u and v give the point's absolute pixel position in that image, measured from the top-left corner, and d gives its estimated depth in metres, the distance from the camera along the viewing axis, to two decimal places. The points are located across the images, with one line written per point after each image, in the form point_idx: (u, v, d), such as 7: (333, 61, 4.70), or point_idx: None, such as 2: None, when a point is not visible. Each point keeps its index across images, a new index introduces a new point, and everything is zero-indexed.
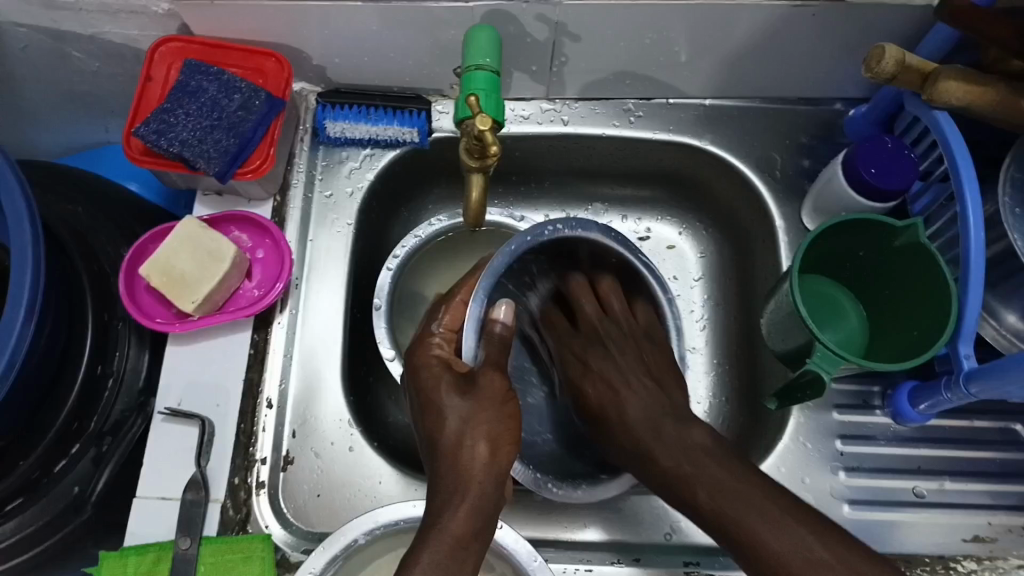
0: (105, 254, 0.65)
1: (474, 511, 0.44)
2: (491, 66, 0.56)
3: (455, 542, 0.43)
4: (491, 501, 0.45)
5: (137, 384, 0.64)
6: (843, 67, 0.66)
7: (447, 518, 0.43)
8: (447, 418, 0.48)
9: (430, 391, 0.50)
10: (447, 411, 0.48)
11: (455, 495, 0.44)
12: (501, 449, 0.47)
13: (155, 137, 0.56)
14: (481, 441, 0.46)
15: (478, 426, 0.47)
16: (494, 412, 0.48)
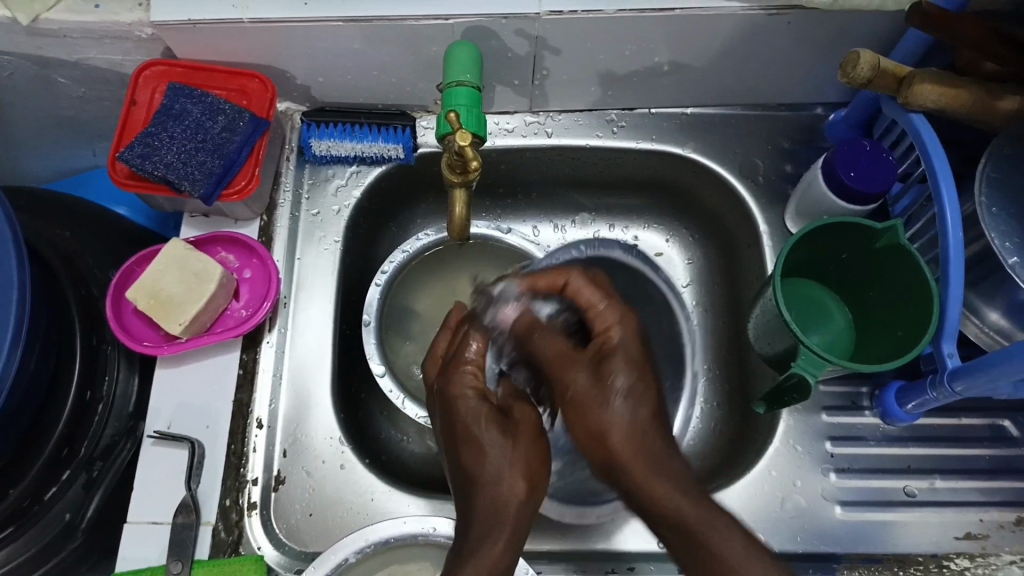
0: (93, 278, 0.65)
1: (505, 560, 0.41)
2: (472, 82, 0.57)
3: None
4: (525, 540, 0.43)
5: (127, 409, 0.63)
6: (821, 73, 0.67)
7: (483, 551, 0.41)
8: (487, 454, 0.46)
9: (468, 426, 0.48)
10: (485, 445, 0.46)
11: (492, 530, 0.43)
12: (537, 487, 0.45)
13: (140, 160, 0.56)
14: (519, 477, 0.45)
15: (519, 463, 0.46)
16: (533, 450, 0.47)
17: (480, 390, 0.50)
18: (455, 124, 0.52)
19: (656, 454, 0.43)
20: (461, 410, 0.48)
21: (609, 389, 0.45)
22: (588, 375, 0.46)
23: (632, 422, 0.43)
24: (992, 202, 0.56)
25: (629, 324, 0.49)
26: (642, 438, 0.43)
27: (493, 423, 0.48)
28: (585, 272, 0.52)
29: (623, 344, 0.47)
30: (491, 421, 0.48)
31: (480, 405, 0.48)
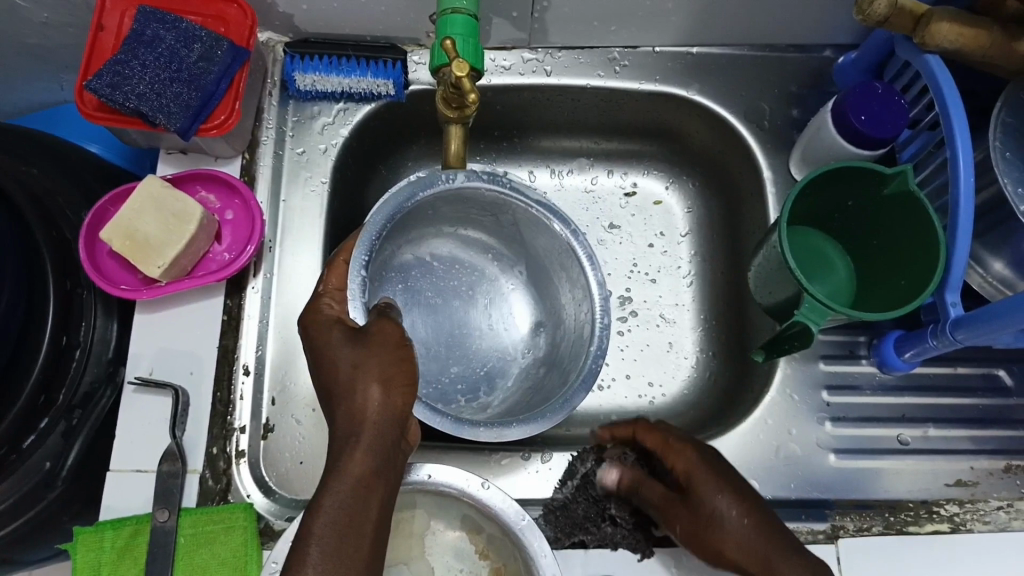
0: (65, 218, 0.62)
1: (370, 470, 0.42)
2: (468, 9, 0.53)
3: (358, 480, 0.42)
4: (391, 443, 0.44)
5: (106, 354, 0.61)
6: (833, 11, 0.64)
7: (344, 463, 0.42)
8: (339, 363, 0.47)
9: (322, 349, 0.48)
10: (341, 359, 0.47)
11: (350, 442, 0.43)
12: (394, 389, 0.45)
13: (110, 91, 0.52)
14: (373, 384, 0.45)
15: (370, 369, 0.45)
16: (389, 357, 0.47)
17: (340, 315, 0.51)
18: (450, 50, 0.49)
19: (770, 556, 0.41)
20: (321, 336, 0.49)
21: (706, 502, 0.44)
22: (691, 517, 0.45)
23: (746, 523, 0.43)
24: (1006, 146, 0.54)
25: (680, 453, 0.48)
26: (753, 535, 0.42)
27: (345, 340, 0.48)
28: (643, 422, 0.54)
29: (698, 464, 0.46)
30: (346, 338, 0.48)
31: (333, 331, 0.49)
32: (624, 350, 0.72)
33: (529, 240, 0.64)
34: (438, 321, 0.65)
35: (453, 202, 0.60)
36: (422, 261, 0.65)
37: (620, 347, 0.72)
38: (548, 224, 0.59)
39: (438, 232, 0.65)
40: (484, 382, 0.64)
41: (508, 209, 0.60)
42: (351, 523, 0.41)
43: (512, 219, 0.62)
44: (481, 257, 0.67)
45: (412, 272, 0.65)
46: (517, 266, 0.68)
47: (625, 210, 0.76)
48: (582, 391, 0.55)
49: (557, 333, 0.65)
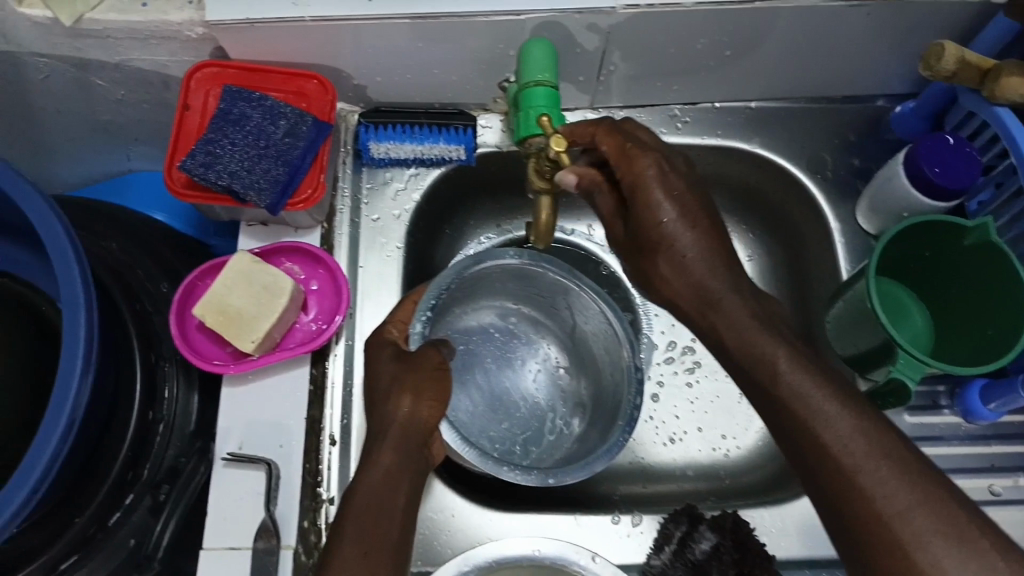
0: (147, 294, 0.63)
1: (399, 467, 0.46)
2: (550, 81, 0.53)
3: (385, 471, 0.46)
4: (414, 448, 0.48)
5: (187, 427, 0.61)
6: (892, 65, 0.65)
7: (376, 457, 0.46)
8: (379, 374, 0.52)
9: (372, 359, 0.53)
10: (382, 371, 0.52)
11: (378, 443, 0.47)
12: (424, 402, 0.49)
13: (204, 170, 0.53)
14: (405, 395, 0.49)
15: (406, 382, 0.50)
16: (424, 373, 0.51)
17: (398, 340, 0.56)
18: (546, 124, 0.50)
19: (750, 340, 0.44)
20: (374, 358, 0.53)
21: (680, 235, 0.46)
22: (693, 284, 0.46)
23: (758, 328, 0.44)
24: None
25: (641, 189, 0.46)
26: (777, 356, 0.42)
27: (393, 353, 0.53)
28: (607, 123, 0.50)
29: (650, 178, 0.46)
30: (393, 356, 0.52)
31: (385, 346, 0.54)
32: (693, 402, 0.72)
33: (574, 322, 0.68)
34: (493, 389, 0.67)
35: (514, 279, 0.66)
36: (485, 330, 0.69)
37: (688, 400, 0.72)
38: (592, 301, 0.64)
39: (501, 306, 0.69)
40: (519, 448, 0.65)
41: (558, 287, 0.65)
42: (382, 507, 0.44)
43: (561, 297, 0.67)
44: (537, 337, 0.70)
45: (472, 338, 0.68)
46: (568, 350, 0.69)
47: None
48: (603, 459, 0.57)
49: (595, 408, 0.66)
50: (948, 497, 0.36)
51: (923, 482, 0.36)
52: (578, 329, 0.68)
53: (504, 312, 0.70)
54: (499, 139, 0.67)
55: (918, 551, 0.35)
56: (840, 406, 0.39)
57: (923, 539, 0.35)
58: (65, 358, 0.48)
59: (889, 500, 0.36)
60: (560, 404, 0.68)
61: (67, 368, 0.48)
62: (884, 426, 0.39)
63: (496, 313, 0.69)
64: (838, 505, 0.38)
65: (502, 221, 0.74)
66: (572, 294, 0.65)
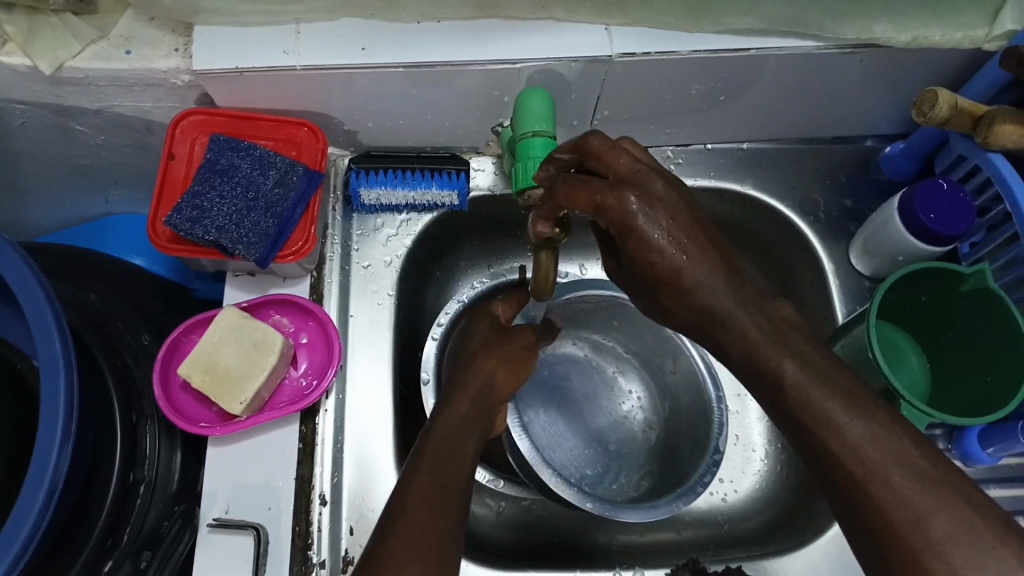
0: (126, 345, 0.59)
1: (472, 416, 0.52)
2: (547, 132, 0.53)
3: (462, 418, 0.51)
4: (488, 404, 0.54)
5: (170, 487, 0.58)
6: (882, 109, 0.65)
7: (455, 406, 0.52)
8: (471, 337, 0.59)
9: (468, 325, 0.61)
10: (476, 334, 0.59)
11: (456, 396, 0.53)
12: (503, 369, 0.57)
13: (190, 225, 0.51)
14: (490, 359, 0.56)
15: (493, 350, 0.57)
16: (512, 348, 0.58)
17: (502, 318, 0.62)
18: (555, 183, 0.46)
19: (755, 359, 0.40)
20: (474, 324, 0.60)
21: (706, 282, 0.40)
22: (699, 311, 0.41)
23: (767, 341, 0.40)
24: None
25: (643, 254, 0.40)
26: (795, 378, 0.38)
27: (490, 323, 0.60)
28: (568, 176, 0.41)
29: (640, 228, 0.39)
30: (489, 327, 0.60)
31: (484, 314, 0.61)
32: None
33: (670, 386, 0.70)
34: (564, 429, 0.68)
35: (626, 323, 0.69)
36: (575, 358, 0.72)
37: None
38: (691, 359, 0.67)
39: (603, 344, 0.72)
40: (575, 474, 0.65)
41: (671, 346, 0.68)
42: (455, 446, 0.48)
43: (668, 355, 0.69)
44: (627, 392, 0.71)
45: (558, 371, 0.70)
46: (656, 405, 0.71)
47: None
48: (657, 509, 0.57)
49: (662, 467, 0.67)
50: (969, 502, 0.34)
51: (953, 497, 0.34)
52: (673, 391, 0.70)
53: (603, 347, 0.72)
54: (492, 182, 0.66)
55: (943, 556, 0.33)
56: (852, 413, 0.37)
57: (944, 542, 0.33)
58: (43, 425, 0.45)
59: (906, 504, 0.34)
60: (627, 460, 0.68)
61: (45, 435, 0.45)
62: (897, 430, 0.36)
63: (593, 351, 0.72)
64: (857, 511, 0.36)
65: (492, 261, 0.73)
66: (680, 355, 0.67)
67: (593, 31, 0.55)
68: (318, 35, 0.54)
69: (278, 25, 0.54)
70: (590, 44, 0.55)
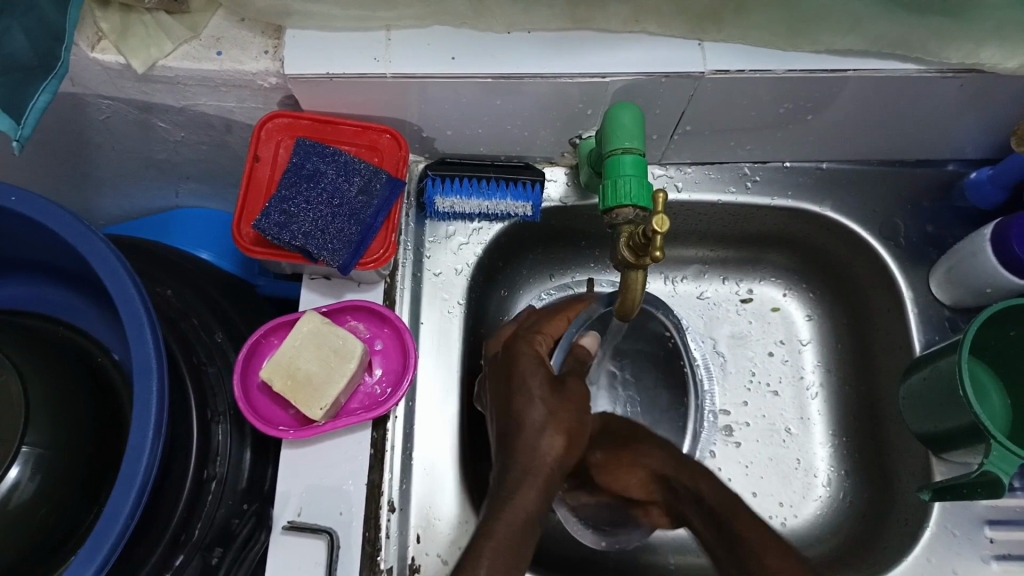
0: (200, 341, 0.59)
1: (533, 513, 0.48)
2: (635, 149, 0.52)
3: (527, 514, 0.48)
4: (552, 491, 0.50)
5: (240, 485, 0.58)
6: (974, 136, 0.63)
7: (521, 499, 0.48)
8: (532, 402, 0.52)
9: (523, 374, 0.54)
10: (536, 397, 0.52)
11: (524, 482, 0.49)
12: (571, 444, 0.52)
13: (278, 230, 0.52)
14: (560, 436, 0.51)
15: (559, 419, 0.52)
16: (573, 412, 0.53)
17: (544, 355, 0.57)
18: (659, 204, 0.45)
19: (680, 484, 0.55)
20: (528, 371, 0.54)
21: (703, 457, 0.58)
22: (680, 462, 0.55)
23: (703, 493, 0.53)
24: None
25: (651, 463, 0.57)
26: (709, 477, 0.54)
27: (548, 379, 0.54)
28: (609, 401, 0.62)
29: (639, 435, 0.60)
30: (546, 381, 0.54)
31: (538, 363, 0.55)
32: (747, 467, 0.69)
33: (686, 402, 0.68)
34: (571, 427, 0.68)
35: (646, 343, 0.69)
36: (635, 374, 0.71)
37: (743, 465, 0.69)
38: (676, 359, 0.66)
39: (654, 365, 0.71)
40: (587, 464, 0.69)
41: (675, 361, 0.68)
42: (511, 557, 0.46)
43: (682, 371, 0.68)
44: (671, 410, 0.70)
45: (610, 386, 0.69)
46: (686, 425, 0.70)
47: (742, 317, 0.74)
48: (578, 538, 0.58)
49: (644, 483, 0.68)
50: None
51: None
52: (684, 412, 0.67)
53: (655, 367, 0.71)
54: (564, 194, 0.66)
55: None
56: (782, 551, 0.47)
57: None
58: (137, 423, 0.46)
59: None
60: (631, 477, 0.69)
61: (139, 433, 0.46)
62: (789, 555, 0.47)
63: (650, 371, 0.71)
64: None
65: (556, 271, 0.73)
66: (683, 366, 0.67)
67: (685, 46, 0.54)
68: (408, 43, 0.54)
69: (367, 31, 0.54)
70: (683, 59, 0.53)
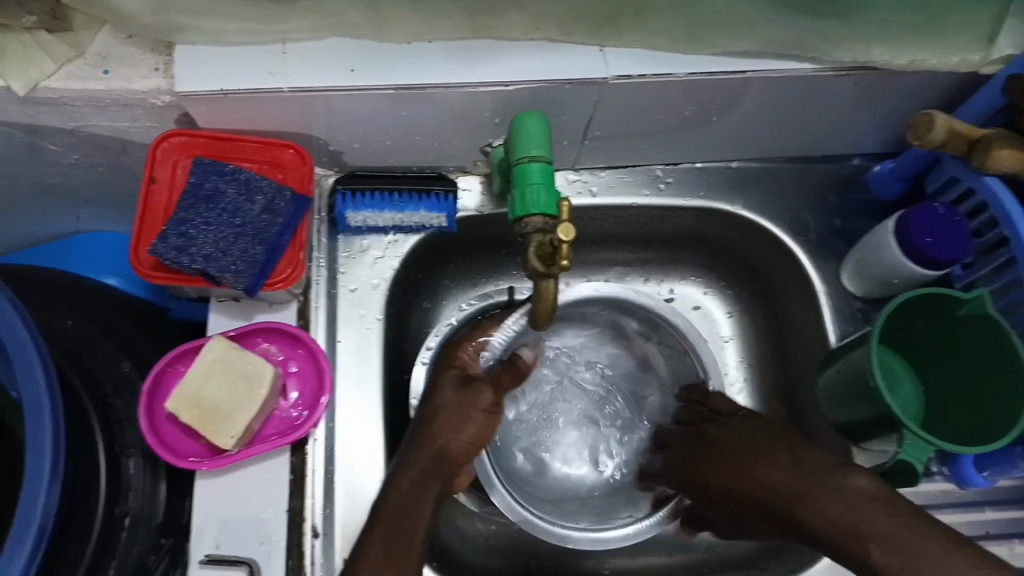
0: (104, 374, 0.56)
1: (420, 485, 0.50)
2: (543, 156, 0.52)
3: (412, 484, 0.50)
4: (443, 470, 0.52)
5: (154, 521, 0.55)
6: (876, 132, 0.65)
7: (409, 471, 0.50)
8: (442, 394, 0.56)
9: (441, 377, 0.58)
10: (439, 397, 0.56)
11: (415, 453, 0.52)
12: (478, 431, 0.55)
13: (176, 254, 0.50)
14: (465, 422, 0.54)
15: (466, 410, 0.55)
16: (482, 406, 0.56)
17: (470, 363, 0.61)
18: (564, 213, 0.45)
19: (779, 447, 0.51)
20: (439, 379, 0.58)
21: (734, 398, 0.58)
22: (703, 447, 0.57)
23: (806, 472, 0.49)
24: None
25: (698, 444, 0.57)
26: (756, 445, 0.53)
27: (463, 379, 0.58)
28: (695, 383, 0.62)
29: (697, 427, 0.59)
30: (454, 383, 0.57)
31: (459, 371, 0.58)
32: None
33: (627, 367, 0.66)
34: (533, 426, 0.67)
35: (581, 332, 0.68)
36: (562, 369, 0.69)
37: None
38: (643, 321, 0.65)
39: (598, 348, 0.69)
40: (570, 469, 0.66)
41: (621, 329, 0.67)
42: (397, 526, 0.47)
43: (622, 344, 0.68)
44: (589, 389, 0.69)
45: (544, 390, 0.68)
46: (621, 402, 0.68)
47: None
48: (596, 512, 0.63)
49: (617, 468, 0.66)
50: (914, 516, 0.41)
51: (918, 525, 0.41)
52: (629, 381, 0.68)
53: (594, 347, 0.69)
54: (479, 203, 0.65)
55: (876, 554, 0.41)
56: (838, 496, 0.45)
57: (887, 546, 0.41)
58: (30, 467, 0.44)
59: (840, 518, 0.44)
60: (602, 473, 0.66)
61: (32, 479, 0.44)
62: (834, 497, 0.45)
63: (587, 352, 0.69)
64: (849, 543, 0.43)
65: (478, 280, 0.72)
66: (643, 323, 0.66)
67: (587, 52, 0.53)
68: (306, 56, 0.52)
69: (262, 44, 0.52)
70: (584, 65, 0.53)
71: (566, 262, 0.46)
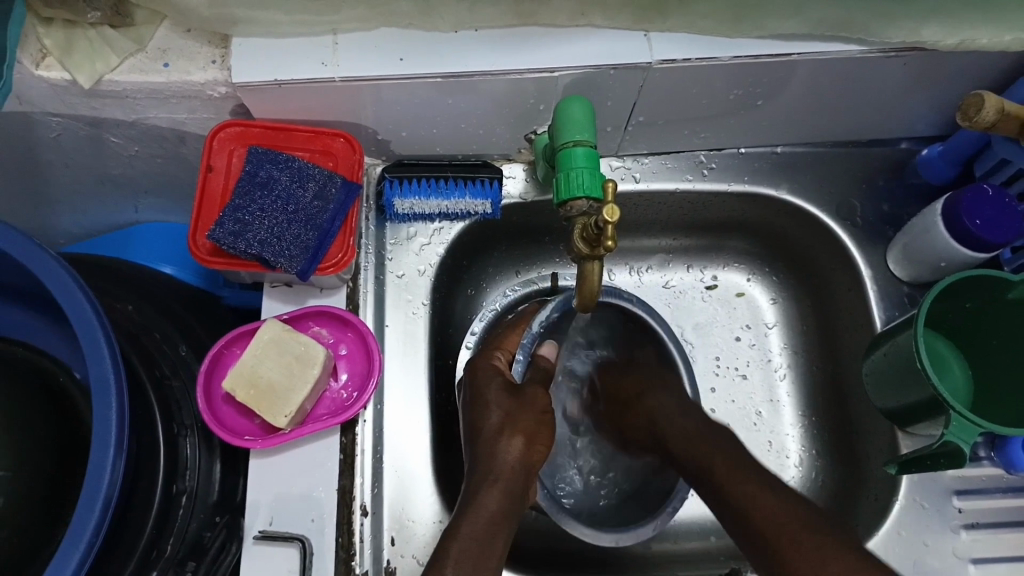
0: (165, 357, 0.59)
1: (501, 512, 0.50)
2: (588, 141, 0.52)
3: (494, 513, 0.50)
4: (519, 492, 0.52)
5: (211, 498, 0.57)
6: (924, 114, 0.64)
7: (484, 497, 0.51)
8: (491, 411, 0.57)
9: (482, 390, 0.59)
10: (492, 407, 0.57)
11: (484, 483, 0.52)
12: (535, 447, 0.55)
13: (233, 239, 0.51)
14: (517, 437, 0.55)
15: (517, 424, 0.56)
16: (532, 416, 0.57)
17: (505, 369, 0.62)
18: (610, 194, 0.46)
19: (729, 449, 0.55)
20: (483, 389, 0.59)
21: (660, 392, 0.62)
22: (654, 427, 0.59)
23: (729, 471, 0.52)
24: None
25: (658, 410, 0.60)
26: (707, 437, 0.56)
27: (507, 392, 0.58)
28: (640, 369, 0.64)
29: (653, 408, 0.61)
30: (503, 390, 0.59)
31: (499, 378, 0.60)
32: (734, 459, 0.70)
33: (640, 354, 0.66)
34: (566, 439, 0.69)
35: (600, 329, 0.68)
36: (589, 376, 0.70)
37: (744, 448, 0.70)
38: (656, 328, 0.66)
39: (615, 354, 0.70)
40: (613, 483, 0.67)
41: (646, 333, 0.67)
42: (484, 551, 0.47)
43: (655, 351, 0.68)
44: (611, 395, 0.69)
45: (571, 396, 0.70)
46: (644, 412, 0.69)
47: (708, 303, 0.75)
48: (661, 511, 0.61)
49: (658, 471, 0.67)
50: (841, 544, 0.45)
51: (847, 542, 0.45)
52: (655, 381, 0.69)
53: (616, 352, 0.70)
54: (523, 190, 0.66)
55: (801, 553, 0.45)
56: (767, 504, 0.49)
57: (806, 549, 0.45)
58: (97, 441, 0.46)
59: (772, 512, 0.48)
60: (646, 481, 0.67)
61: (99, 452, 0.46)
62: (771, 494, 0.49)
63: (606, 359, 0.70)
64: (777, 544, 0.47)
65: (520, 267, 0.74)
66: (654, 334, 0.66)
67: (632, 37, 0.54)
68: (357, 46, 0.54)
69: (314, 36, 0.53)
70: (629, 51, 0.54)
71: (611, 243, 0.46)
